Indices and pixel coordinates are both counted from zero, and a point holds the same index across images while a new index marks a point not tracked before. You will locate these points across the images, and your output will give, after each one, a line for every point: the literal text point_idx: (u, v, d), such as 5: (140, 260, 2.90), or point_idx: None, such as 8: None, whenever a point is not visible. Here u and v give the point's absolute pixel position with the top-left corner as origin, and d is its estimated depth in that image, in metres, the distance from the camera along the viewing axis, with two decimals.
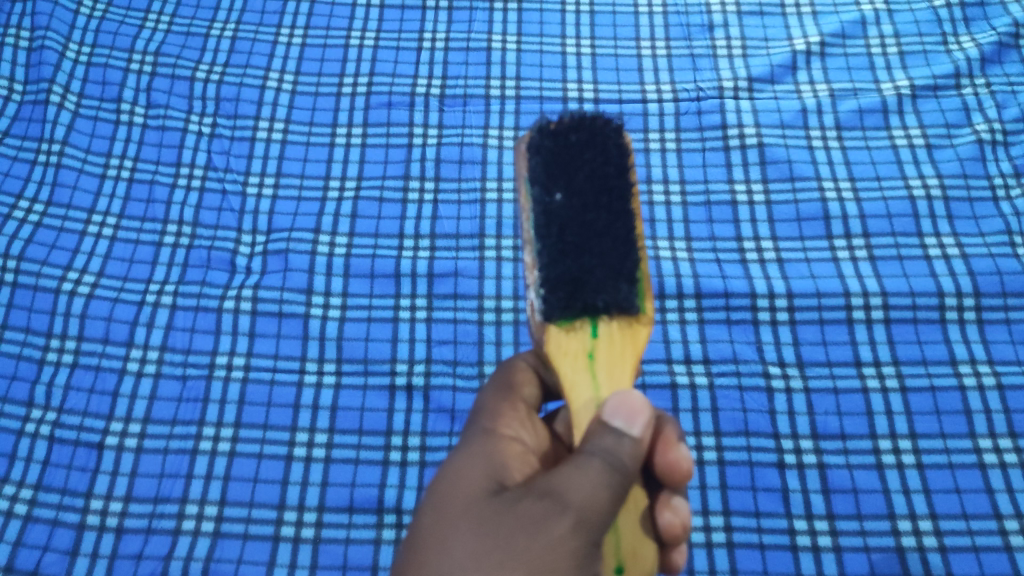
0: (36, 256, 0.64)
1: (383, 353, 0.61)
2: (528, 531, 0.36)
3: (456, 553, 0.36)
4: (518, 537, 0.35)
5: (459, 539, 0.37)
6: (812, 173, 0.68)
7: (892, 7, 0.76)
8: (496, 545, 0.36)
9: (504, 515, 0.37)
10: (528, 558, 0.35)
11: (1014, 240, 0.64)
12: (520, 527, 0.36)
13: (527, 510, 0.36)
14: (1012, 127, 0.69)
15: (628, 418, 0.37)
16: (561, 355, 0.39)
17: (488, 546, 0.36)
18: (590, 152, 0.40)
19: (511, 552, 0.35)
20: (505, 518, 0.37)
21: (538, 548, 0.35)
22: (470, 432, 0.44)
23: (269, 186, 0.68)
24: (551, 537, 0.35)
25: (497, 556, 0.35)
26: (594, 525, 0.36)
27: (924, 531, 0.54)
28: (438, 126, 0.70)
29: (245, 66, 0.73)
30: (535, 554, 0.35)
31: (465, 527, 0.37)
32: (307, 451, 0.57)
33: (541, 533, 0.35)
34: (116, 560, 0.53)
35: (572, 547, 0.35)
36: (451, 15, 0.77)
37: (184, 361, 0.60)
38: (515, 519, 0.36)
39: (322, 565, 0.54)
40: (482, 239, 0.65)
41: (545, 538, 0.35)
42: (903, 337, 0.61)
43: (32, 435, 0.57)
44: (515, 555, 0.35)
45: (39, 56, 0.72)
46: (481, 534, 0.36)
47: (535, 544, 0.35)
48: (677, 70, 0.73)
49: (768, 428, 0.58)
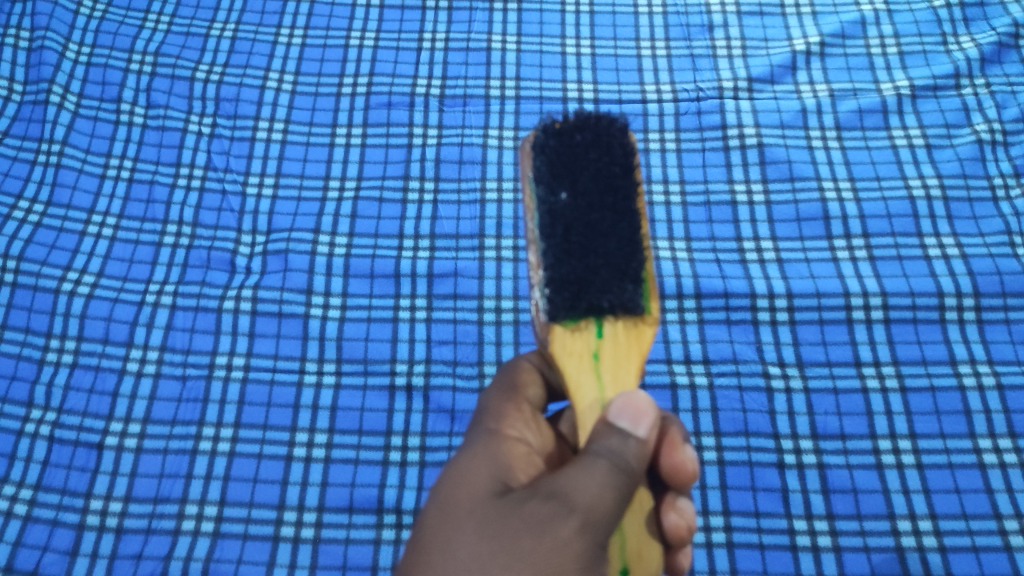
0: (36, 256, 0.64)
1: (383, 353, 0.61)
2: (533, 533, 0.35)
3: (461, 555, 0.36)
4: (524, 539, 0.35)
5: (465, 541, 0.37)
6: (812, 173, 0.68)
7: (892, 8, 0.76)
8: (502, 548, 0.36)
9: (509, 516, 0.37)
10: (534, 560, 0.35)
11: (1014, 240, 0.64)
12: (526, 528, 0.36)
13: (533, 511, 0.36)
14: (1012, 127, 0.69)
15: (633, 419, 0.37)
16: (565, 355, 0.39)
17: (494, 548, 0.36)
18: (595, 152, 0.40)
19: (517, 554, 0.35)
20: (511, 520, 0.37)
21: (544, 549, 0.35)
22: (475, 433, 0.43)
23: (269, 186, 0.68)
24: (557, 539, 0.35)
25: (503, 558, 0.35)
26: (600, 526, 0.35)
27: (924, 531, 0.54)
28: (438, 126, 0.70)
29: (245, 66, 0.73)
30: (541, 555, 0.35)
31: (470, 529, 0.37)
32: (307, 451, 0.58)
33: (547, 535, 0.35)
34: (116, 560, 0.53)
35: (578, 548, 0.35)
36: (451, 15, 0.77)
37: (184, 361, 0.60)
38: (521, 520, 0.36)
39: (322, 565, 0.54)
40: (482, 240, 0.65)
41: (550, 539, 0.35)
42: (902, 337, 0.61)
43: (32, 435, 0.57)
44: (521, 557, 0.35)
45: (39, 56, 0.72)
46: (486, 535, 0.36)
47: (542, 546, 0.35)
48: (677, 70, 0.73)
49: (768, 428, 0.58)
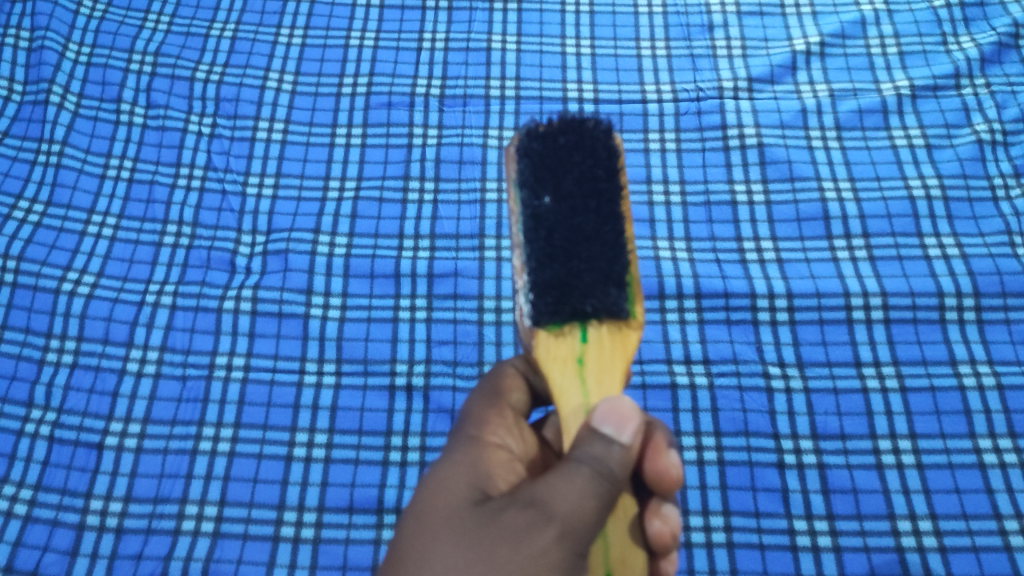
0: (36, 256, 0.64)
1: (383, 353, 0.61)
2: (511, 542, 0.35)
3: (437, 564, 0.36)
4: (501, 548, 0.35)
5: (441, 551, 0.37)
6: (812, 173, 0.68)
7: (891, 7, 0.76)
8: (478, 557, 0.36)
9: (487, 526, 0.37)
10: (511, 568, 0.35)
11: (1014, 240, 0.64)
12: (503, 538, 0.36)
13: (510, 521, 0.36)
14: (1012, 127, 0.69)
15: (618, 425, 0.37)
16: (550, 359, 0.39)
17: (471, 558, 0.36)
18: (579, 154, 0.40)
19: (492, 563, 0.35)
20: (488, 530, 0.37)
21: (521, 559, 0.35)
22: (456, 439, 0.44)
23: (269, 186, 0.68)
24: (535, 548, 0.35)
25: (479, 569, 0.35)
26: (579, 536, 0.36)
27: (924, 531, 0.54)
28: (438, 126, 0.70)
29: (244, 66, 0.73)
30: (518, 565, 0.35)
31: (446, 538, 0.37)
32: (308, 451, 0.58)
33: (524, 544, 0.35)
34: (116, 560, 0.53)
35: (555, 558, 0.35)
36: (451, 15, 0.77)
37: (184, 361, 0.60)
38: (498, 530, 0.36)
39: (322, 565, 0.54)
40: (482, 240, 0.65)
41: (528, 549, 0.35)
42: (903, 337, 0.61)
43: (32, 435, 0.57)
44: (497, 566, 0.35)
45: (39, 56, 0.72)
46: (463, 545, 0.36)
47: (519, 555, 0.35)
48: (677, 70, 0.73)
49: (768, 428, 0.58)
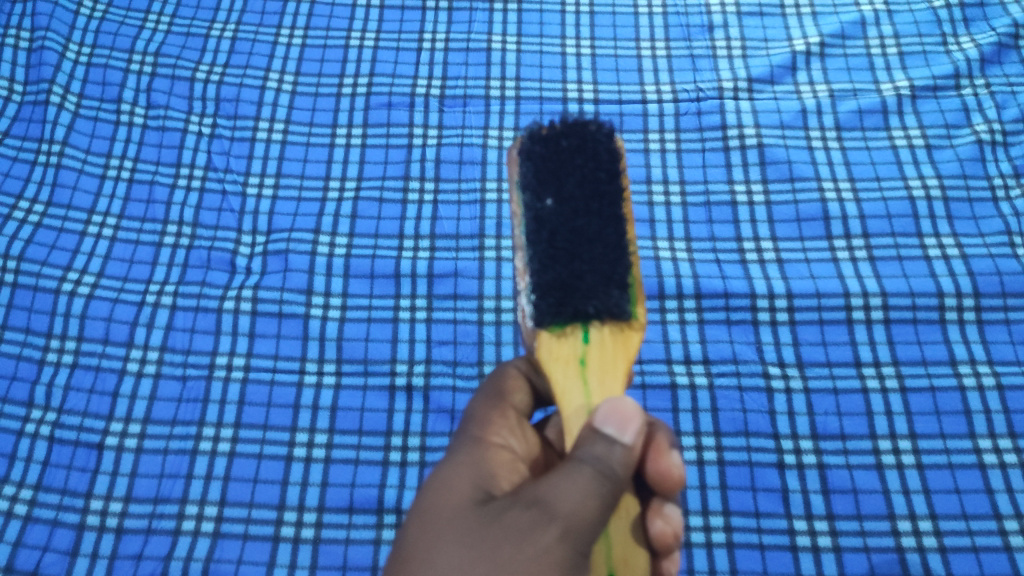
0: (36, 257, 0.64)
1: (383, 353, 0.61)
2: (514, 541, 0.36)
3: (440, 564, 0.36)
4: (504, 548, 0.35)
5: (445, 550, 0.37)
6: (812, 173, 0.68)
7: (892, 8, 0.76)
8: (482, 556, 0.35)
9: (490, 525, 0.37)
10: (515, 567, 0.35)
11: (1014, 240, 0.64)
12: (506, 537, 0.36)
13: (514, 520, 0.36)
14: (1012, 127, 0.69)
15: (620, 425, 0.37)
16: (552, 360, 0.39)
17: (474, 557, 0.36)
18: (581, 157, 0.40)
19: (495, 562, 0.35)
20: (492, 529, 0.37)
21: (524, 559, 0.35)
22: (459, 440, 0.44)
23: (269, 186, 0.68)
24: (539, 547, 0.35)
25: (482, 568, 0.35)
26: (582, 535, 0.35)
27: (924, 531, 0.54)
28: (438, 126, 0.70)
29: (245, 66, 0.73)
30: (521, 565, 0.35)
31: (450, 537, 0.37)
32: (308, 451, 0.58)
33: (528, 543, 0.35)
34: (116, 560, 0.53)
35: (559, 557, 0.35)
36: (451, 15, 0.77)
37: (184, 361, 0.60)
38: (502, 529, 0.36)
39: (322, 565, 0.54)
40: (482, 240, 0.65)
41: (531, 548, 0.35)
42: (902, 337, 0.61)
43: (32, 435, 0.57)
44: (500, 565, 0.35)
45: (39, 56, 0.72)
46: (466, 544, 0.36)
47: (522, 554, 0.35)
48: (677, 70, 0.73)
49: (768, 429, 0.58)
